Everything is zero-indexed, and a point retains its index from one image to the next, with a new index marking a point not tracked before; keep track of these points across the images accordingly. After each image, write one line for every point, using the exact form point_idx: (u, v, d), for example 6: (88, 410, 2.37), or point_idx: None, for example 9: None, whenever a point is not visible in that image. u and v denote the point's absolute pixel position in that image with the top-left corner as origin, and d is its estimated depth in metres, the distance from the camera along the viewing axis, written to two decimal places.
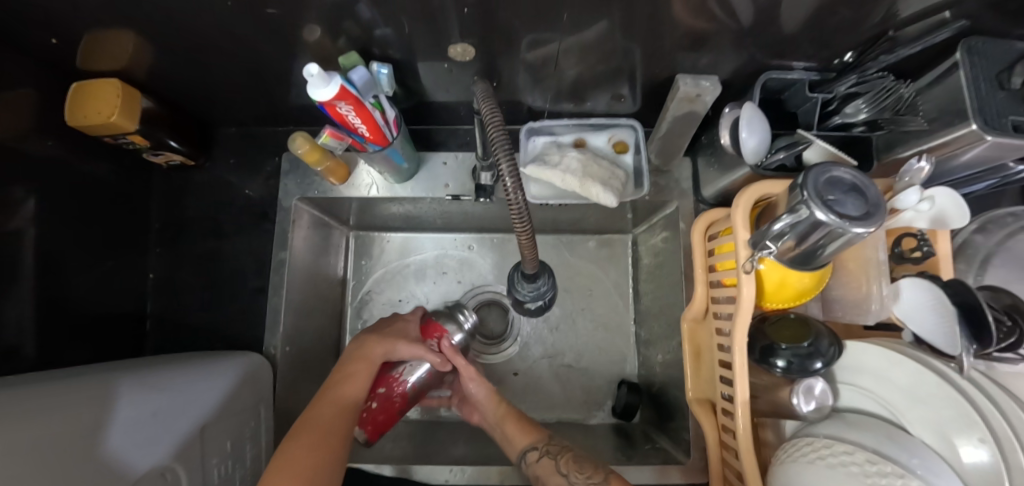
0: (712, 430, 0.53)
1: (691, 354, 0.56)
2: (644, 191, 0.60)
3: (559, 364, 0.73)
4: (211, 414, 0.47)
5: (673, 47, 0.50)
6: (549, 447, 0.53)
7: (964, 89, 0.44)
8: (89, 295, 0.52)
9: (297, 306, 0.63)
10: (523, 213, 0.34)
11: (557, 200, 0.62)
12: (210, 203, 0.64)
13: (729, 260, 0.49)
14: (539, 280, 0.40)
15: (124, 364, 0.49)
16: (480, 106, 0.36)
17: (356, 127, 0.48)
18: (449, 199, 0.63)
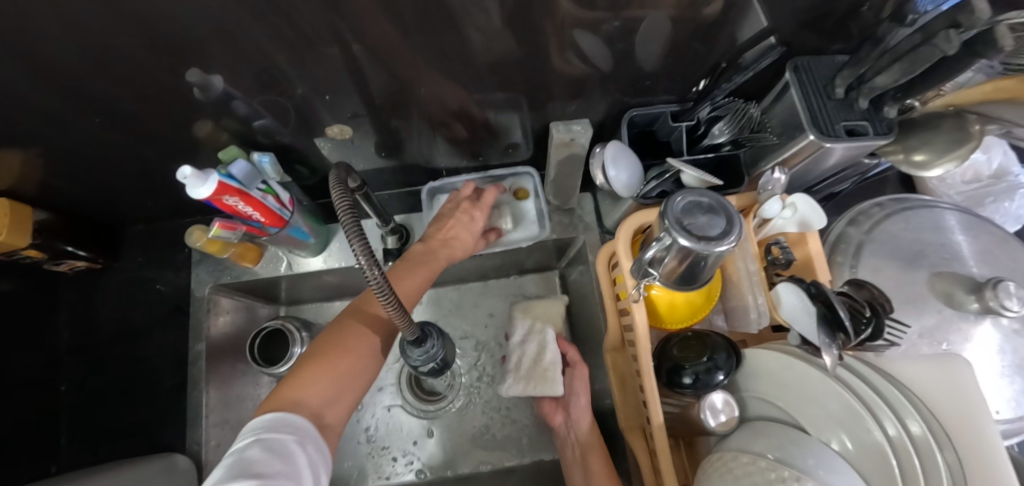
0: (644, 451, 0.54)
1: (618, 383, 0.58)
2: (547, 230, 0.62)
3: (506, 408, 0.73)
4: None
5: (542, 99, 0.54)
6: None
7: (798, 105, 0.47)
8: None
9: (224, 395, 0.62)
10: (386, 287, 0.34)
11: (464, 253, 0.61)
12: (123, 305, 0.63)
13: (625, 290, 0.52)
14: (424, 345, 0.40)
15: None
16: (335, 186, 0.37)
17: (249, 215, 0.50)
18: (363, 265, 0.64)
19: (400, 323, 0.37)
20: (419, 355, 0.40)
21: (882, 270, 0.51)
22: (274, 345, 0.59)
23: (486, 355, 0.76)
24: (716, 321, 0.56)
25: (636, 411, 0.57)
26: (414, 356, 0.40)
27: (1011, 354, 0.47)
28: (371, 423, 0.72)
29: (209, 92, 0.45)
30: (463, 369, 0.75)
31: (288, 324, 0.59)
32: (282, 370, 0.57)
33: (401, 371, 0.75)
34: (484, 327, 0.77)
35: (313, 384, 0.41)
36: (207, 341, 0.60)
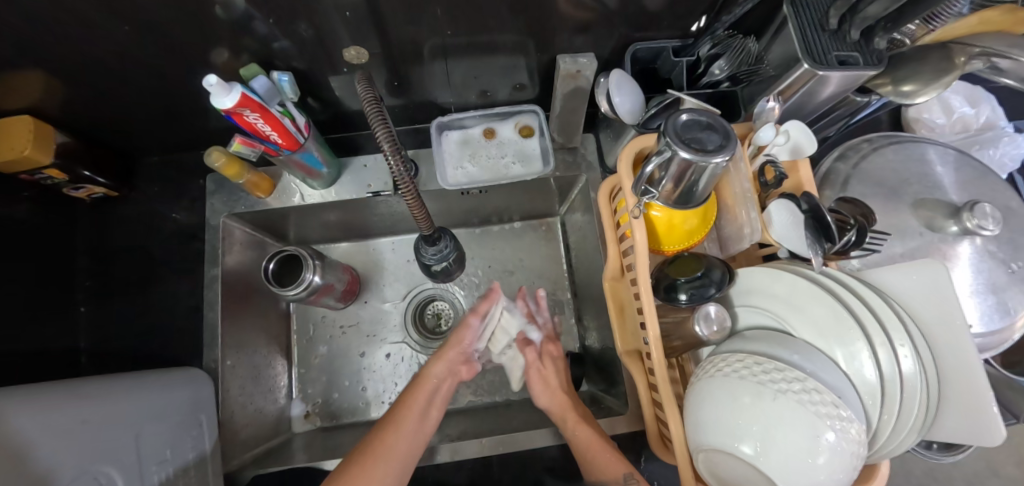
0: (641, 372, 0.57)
1: (616, 311, 0.60)
2: (551, 167, 0.64)
3: None
4: (144, 422, 0.47)
5: (553, 33, 0.55)
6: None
7: (794, 37, 0.49)
8: (18, 327, 0.52)
9: (240, 320, 0.64)
10: (407, 178, 0.39)
11: (473, 186, 0.63)
12: (140, 233, 0.64)
13: (626, 215, 0.54)
14: (431, 251, 0.45)
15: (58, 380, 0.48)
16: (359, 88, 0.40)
17: (268, 135, 0.52)
18: (371, 196, 0.66)
19: (419, 218, 0.40)
20: (432, 254, 0.44)
21: (869, 197, 0.53)
22: (291, 270, 0.62)
23: (489, 293, 0.79)
24: (710, 249, 0.59)
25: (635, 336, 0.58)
26: (429, 256, 0.44)
27: (985, 273, 0.50)
28: (377, 358, 0.75)
29: (231, 11, 0.45)
30: (466, 309, 0.78)
31: (302, 254, 0.60)
32: (294, 293, 0.60)
33: (406, 309, 0.77)
34: (487, 270, 0.80)
35: (385, 466, 0.47)
36: (221, 267, 0.62)
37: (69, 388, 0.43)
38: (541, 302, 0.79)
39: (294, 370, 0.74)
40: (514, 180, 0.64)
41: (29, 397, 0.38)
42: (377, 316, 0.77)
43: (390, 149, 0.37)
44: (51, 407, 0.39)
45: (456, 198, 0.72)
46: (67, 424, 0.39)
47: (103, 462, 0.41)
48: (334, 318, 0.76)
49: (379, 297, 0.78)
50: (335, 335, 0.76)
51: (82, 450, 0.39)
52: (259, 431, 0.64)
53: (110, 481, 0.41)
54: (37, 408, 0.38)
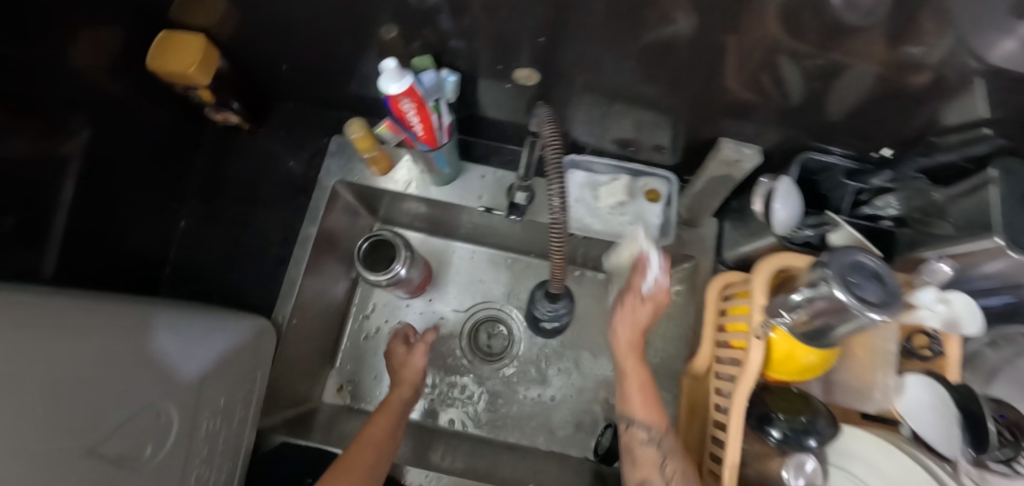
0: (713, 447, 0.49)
1: (686, 410, 0.56)
2: (669, 239, 0.60)
3: (553, 386, 0.74)
4: (216, 365, 0.46)
5: (725, 113, 0.52)
6: (660, 441, 0.45)
7: (995, 203, 0.43)
8: (117, 229, 0.53)
9: (313, 281, 0.63)
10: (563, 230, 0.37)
11: (585, 232, 0.62)
12: (252, 168, 0.65)
13: (741, 324, 0.49)
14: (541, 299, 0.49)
15: (136, 297, 0.49)
16: (542, 126, 0.37)
17: (412, 126, 0.50)
18: (481, 210, 0.64)
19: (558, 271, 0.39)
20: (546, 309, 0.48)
21: (1017, 399, 0.47)
22: (376, 255, 0.61)
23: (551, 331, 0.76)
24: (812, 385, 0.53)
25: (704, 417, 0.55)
26: (544, 311, 0.48)
27: None
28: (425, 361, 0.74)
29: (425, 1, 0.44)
30: (520, 338, 0.76)
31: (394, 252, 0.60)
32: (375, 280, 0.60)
33: (464, 320, 0.76)
34: None
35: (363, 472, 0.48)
36: (318, 228, 0.62)
37: (148, 320, 0.42)
38: (596, 361, 0.75)
39: (341, 342, 0.74)
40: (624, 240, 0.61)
41: (107, 321, 0.37)
42: (434, 317, 0.76)
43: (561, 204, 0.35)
44: (117, 335, 0.37)
45: (554, 233, 0.69)
46: (131, 355, 0.37)
47: (165, 399, 0.39)
48: (394, 306, 0.76)
49: (443, 300, 0.77)
50: (390, 321, 0.75)
51: (144, 382, 0.37)
52: (294, 393, 0.64)
53: (167, 418, 0.39)
54: (103, 334, 0.36)
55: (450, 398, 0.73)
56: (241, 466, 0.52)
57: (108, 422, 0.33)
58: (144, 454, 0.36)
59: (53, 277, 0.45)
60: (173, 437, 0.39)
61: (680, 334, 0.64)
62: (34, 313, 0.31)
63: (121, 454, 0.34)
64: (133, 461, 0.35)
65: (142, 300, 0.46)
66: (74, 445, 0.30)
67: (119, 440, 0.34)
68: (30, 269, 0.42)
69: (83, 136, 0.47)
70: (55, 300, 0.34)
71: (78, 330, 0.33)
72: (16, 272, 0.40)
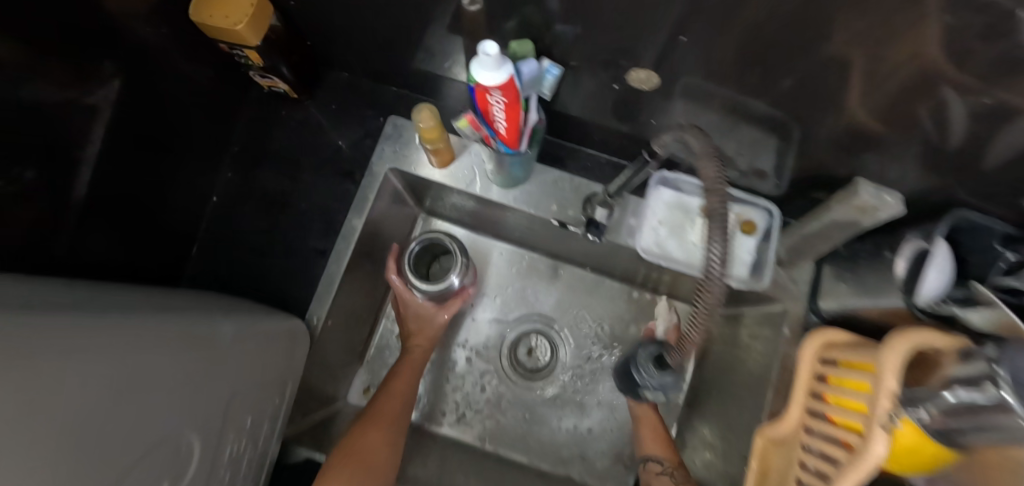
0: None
1: (758, 476, 0.49)
2: (763, 283, 0.52)
3: (598, 413, 0.66)
4: (245, 381, 0.40)
5: (871, 153, 0.42)
6: (672, 473, 0.53)
7: None
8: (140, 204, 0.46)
9: (351, 279, 0.56)
10: (712, 297, 0.29)
11: (670, 262, 0.52)
12: (294, 144, 0.57)
13: (855, 402, 0.41)
14: (649, 365, 0.42)
15: (159, 290, 0.42)
16: (696, 158, 0.30)
17: (494, 123, 0.42)
18: (555, 223, 0.53)
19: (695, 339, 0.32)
20: (650, 377, 0.42)
21: None
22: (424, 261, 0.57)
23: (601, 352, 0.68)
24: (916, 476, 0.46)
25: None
26: (646, 381, 0.42)
27: None
28: (457, 369, 0.67)
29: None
30: (565, 355, 0.68)
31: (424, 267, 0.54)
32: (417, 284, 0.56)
33: (505, 330, 0.69)
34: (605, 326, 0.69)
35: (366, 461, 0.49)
36: (364, 219, 0.53)
37: (187, 322, 0.35)
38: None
39: (371, 341, 0.67)
40: (714, 275, 0.52)
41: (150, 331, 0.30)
42: (472, 323, 0.69)
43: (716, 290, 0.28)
44: (157, 349, 0.30)
45: (622, 254, 0.61)
46: (170, 374, 0.31)
47: (189, 429, 0.33)
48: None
49: (484, 305, 0.69)
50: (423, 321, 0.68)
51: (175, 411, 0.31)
52: (324, 397, 0.59)
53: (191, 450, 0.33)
54: (150, 351, 0.29)
55: (479, 410, 0.66)
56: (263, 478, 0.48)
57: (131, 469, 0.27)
58: None
59: (70, 265, 0.39)
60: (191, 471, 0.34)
61: (765, 382, 0.54)
62: (66, 340, 0.24)
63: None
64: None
65: (171, 297, 0.40)
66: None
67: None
68: (43, 255, 0.36)
69: (110, 87, 0.39)
70: (80, 302, 0.28)
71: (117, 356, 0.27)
72: (30, 262, 0.34)
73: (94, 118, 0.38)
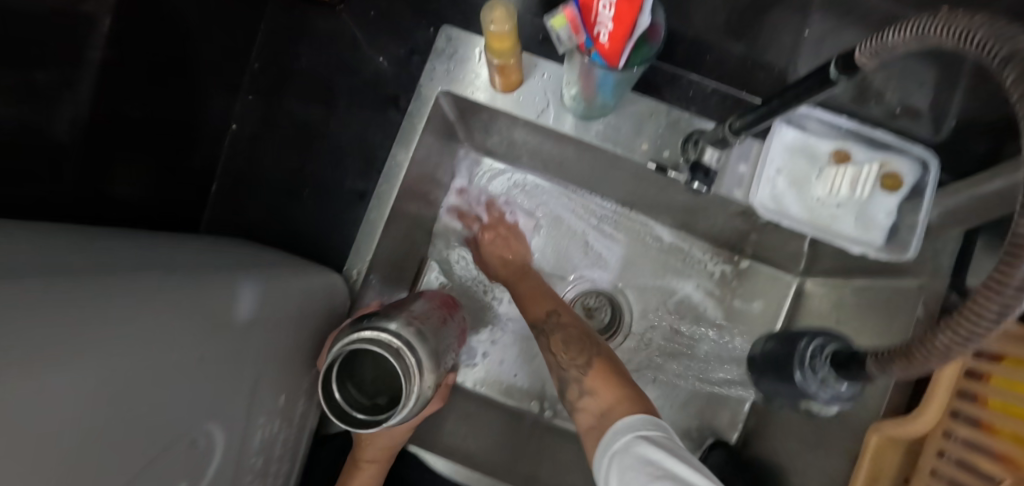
0: (579, 355, 0.43)
1: (869, 479, 0.41)
2: (909, 254, 0.40)
3: (661, 382, 0.59)
4: (275, 351, 0.33)
5: None
6: (544, 327, 0.47)
7: None
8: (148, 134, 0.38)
9: (395, 229, 0.48)
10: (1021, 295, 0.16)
11: (790, 221, 0.41)
12: (325, 59, 0.47)
13: None
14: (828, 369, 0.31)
15: (167, 234, 0.35)
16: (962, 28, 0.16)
17: (599, 18, 0.31)
18: (648, 167, 0.43)
19: (932, 362, 0.21)
20: (826, 381, 0.31)
21: None
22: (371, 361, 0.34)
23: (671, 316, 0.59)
24: None
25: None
26: (818, 386, 0.32)
27: None
28: (507, 327, 0.59)
29: None
30: (629, 318, 0.59)
31: (405, 334, 0.32)
32: (419, 364, 0.32)
33: (564, 288, 0.59)
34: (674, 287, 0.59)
35: None
36: (409, 155, 0.43)
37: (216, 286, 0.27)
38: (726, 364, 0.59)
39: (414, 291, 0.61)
40: (834, 239, 0.42)
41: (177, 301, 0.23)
42: (518, 273, 0.59)
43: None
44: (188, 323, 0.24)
45: (713, 211, 0.51)
46: (180, 363, 0.24)
47: (207, 417, 0.27)
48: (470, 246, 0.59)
49: (539, 257, 0.60)
50: (462, 265, 0.60)
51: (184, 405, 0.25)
52: None
53: (208, 442, 0.28)
54: (157, 335, 0.22)
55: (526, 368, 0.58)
56: (302, 448, 0.43)
57: (127, 483, 0.21)
58: None
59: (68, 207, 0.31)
60: (217, 459, 0.29)
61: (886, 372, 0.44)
62: (86, 316, 0.18)
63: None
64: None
65: (183, 245, 0.32)
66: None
67: None
68: (27, 196, 0.28)
69: None
70: (71, 261, 0.20)
71: (137, 334, 0.20)
72: (18, 208, 0.27)
73: (87, 34, 0.28)
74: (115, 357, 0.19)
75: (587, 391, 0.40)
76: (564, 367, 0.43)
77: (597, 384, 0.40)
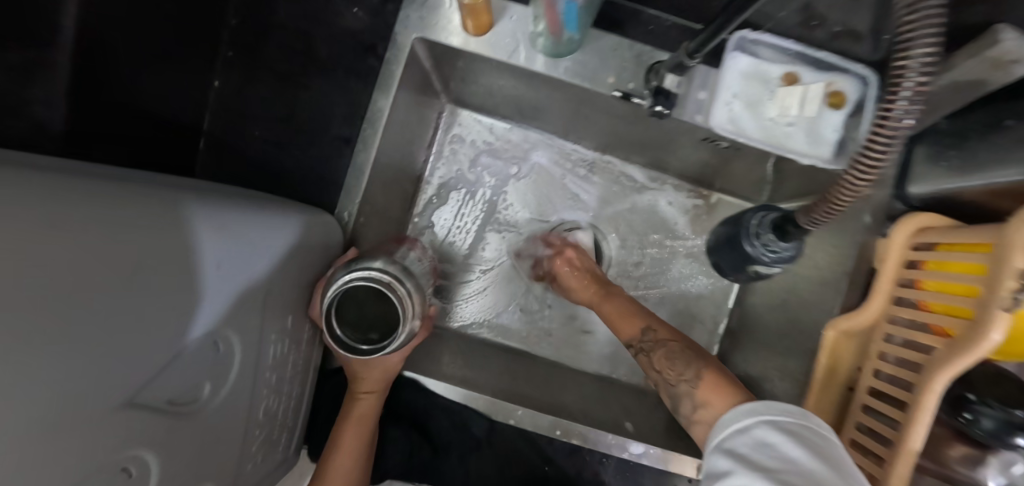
0: (687, 368, 0.39)
1: (826, 368, 0.45)
2: None
3: (642, 311, 0.63)
4: (276, 276, 0.36)
5: None
6: (645, 348, 0.44)
7: None
8: (127, 83, 0.40)
9: (381, 174, 0.50)
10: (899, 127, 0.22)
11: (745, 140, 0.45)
12: (301, 13, 0.48)
13: (963, 306, 0.36)
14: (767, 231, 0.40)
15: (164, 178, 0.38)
16: None
17: None
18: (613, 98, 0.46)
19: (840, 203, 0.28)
20: (767, 244, 0.40)
21: None
22: (358, 308, 0.38)
23: (649, 249, 0.63)
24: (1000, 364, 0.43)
25: (840, 383, 0.46)
26: (761, 251, 0.41)
27: None
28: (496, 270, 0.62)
29: None
30: (610, 255, 0.63)
31: (393, 269, 0.38)
32: (409, 294, 0.38)
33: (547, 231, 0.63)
34: (650, 223, 0.64)
35: (345, 457, 0.44)
36: (389, 102, 0.46)
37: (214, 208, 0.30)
38: (703, 289, 0.64)
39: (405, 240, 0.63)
40: (785, 154, 0.45)
41: (171, 214, 0.26)
42: (503, 220, 0.63)
43: (916, 110, 0.21)
44: (186, 235, 0.26)
45: (680, 143, 0.54)
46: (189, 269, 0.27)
47: (221, 326, 0.30)
48: (456, 197, 0.63)
49: (522, 204, 0.63)
50: (450, 214, 0.63)
51: (200, 310, 0.28)
52: None
53: (227, 351, 0.31)
54: (165, 238, 0.25)
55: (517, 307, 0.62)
56: (309, 380, 0.47)
57: (152, 367, 0.24)
58: (200, 395, 0.29)
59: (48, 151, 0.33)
60: (233, 366, 0.32)
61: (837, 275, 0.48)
62: (81, 211, 0.20)
63: (173, 398, 0.27)
64: (186, 404, 0.28)
65: (184, 180, 0.34)
66: (111, 405, 0.22)
67: (170, 382, 0.26)
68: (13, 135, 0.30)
69: None
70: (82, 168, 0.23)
71: (134, 233, 0.23)
72: None
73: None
74: (117, 247, 0.21)
75: (700, 402, 0.37)
76: (673, 384, 0.40)
77: (710, 396, 0.36)
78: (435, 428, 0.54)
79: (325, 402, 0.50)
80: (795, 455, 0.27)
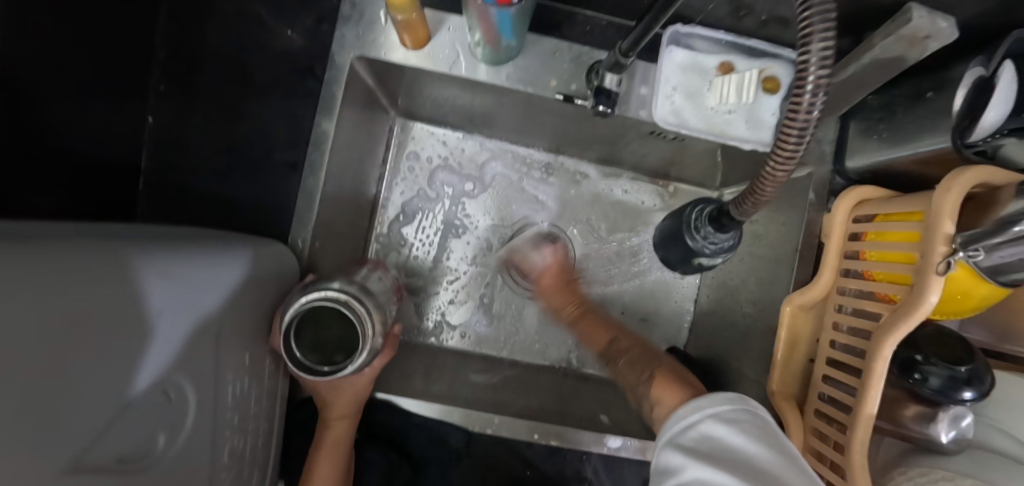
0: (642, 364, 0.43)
1: (786, 344, 0.47)
2: None
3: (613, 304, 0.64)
4: (227, 313, 0.35)
5: None
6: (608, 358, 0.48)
7: None
8: (56, 127, 0.38)
9: (333, 196, 0.49)
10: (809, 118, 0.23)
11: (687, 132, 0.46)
12: (233, 39, 0.47)
13: (902, 272, 0.37)
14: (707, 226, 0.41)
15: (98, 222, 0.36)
16: None
17: None
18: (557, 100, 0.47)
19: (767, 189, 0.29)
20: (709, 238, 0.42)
21: None
22: (314, 335, 0.37)
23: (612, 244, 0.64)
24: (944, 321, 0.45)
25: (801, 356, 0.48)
26: (704, 243, 0.42)
27: None
28: (464, 279, 0.62)
29: None
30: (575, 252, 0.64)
31: (350, 288, 0.37)
32: (369, 313, 0.38)
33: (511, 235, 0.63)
34: (610, 218, 0.65)
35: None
36: (334, 123, 0.45)
37: (151, 253, 0.29)
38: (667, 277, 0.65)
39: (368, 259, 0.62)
40: (727, 142, 0.47)
41: (102, 264, 0.25)
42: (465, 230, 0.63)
43: (822, 99, 0.22)
44: (121, 284, 0.25)
45: (630, 138, 0.55)
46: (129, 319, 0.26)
47: (172, 371, 0.29)
48: (416, 212, 0.62)
49: (484, 211, 0.63)
50: (411, 228, 0.62)
51: (146, 359, 0.27)
52: None
53: (181, 396, 0.30)
54: (99, 291, 0.24)
55: (488, 315, 0.62)
56: (277, 412, 0.46)
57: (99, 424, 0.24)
58: (155, 446, 0.28)
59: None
60: (190, 410, 0.31)
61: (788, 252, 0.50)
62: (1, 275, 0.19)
63: (125, 454, 0.26)
64: (141, 457, 0.27)
65: (115, 224, 0.33)
66: (58, 470, 0.21)
67: (120, 438, 0.25)
68: None
69: None
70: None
71: (69, 289, 0.22)
72: None
73: None
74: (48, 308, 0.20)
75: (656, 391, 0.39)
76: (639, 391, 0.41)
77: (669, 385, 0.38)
78: (413, 446, 0.53)
79: (297, 433, 0.49)
80: (737, 441, 0.29)
